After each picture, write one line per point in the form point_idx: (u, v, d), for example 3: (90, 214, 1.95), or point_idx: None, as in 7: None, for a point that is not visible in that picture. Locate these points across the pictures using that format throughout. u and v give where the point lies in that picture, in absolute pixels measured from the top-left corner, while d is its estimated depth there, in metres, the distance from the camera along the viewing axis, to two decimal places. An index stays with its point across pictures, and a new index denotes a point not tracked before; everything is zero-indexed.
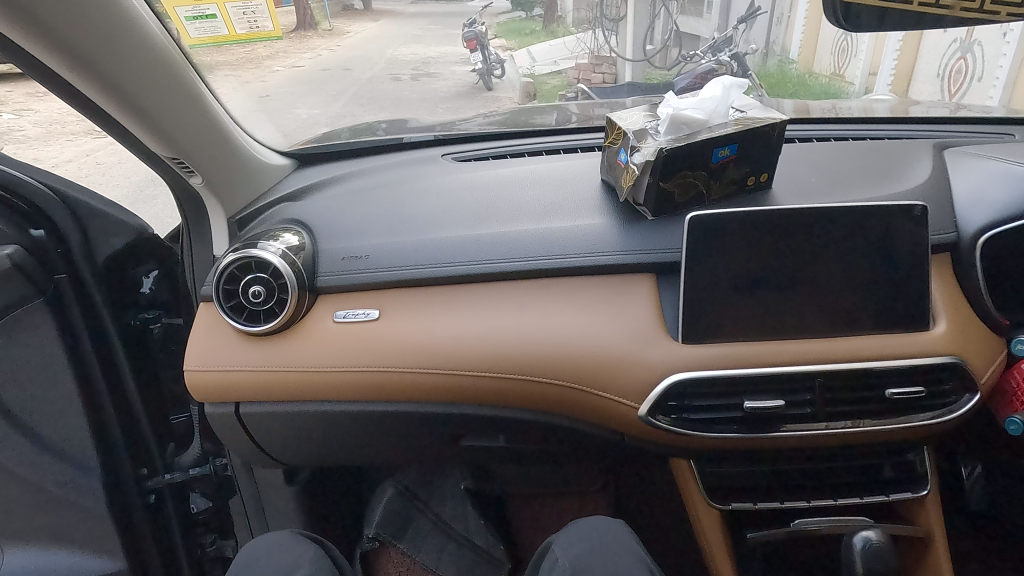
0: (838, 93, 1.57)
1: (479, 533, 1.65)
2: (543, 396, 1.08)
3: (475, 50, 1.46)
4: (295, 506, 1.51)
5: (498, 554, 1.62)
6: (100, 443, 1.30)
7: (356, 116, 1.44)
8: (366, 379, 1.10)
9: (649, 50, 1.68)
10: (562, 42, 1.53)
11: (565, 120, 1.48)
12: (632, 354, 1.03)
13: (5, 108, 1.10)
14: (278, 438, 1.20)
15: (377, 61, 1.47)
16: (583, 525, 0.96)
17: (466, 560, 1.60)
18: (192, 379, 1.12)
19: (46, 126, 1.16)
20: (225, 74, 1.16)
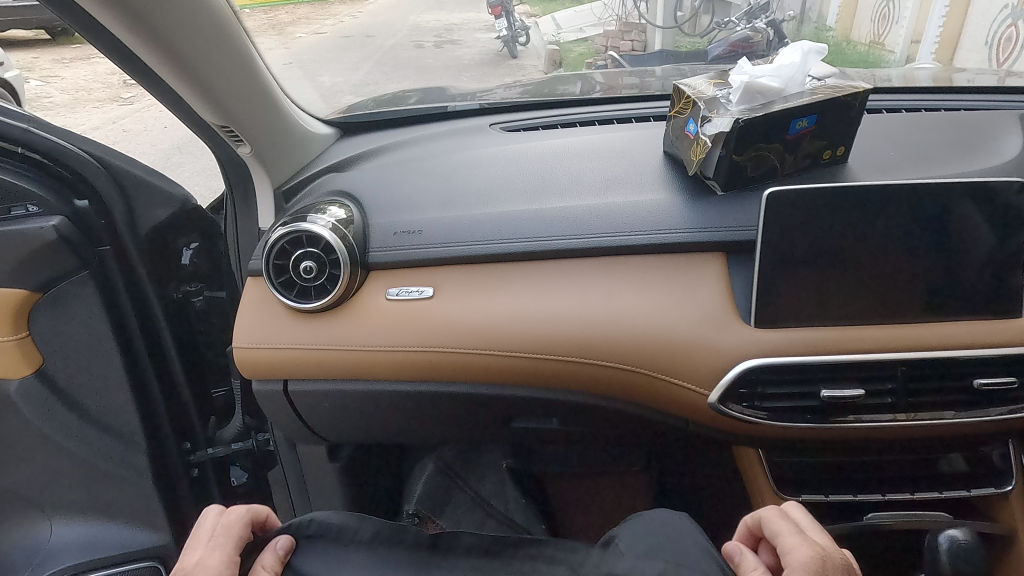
0: (877, 64, 1.37)
1: (519, 511, 1.62)
2: (605, 380, 1.04)
3: (500, 17, 1.29)
4: (340, 485, 1.45)
5: (538, 534, 1.59)
6: (145, 418, 1.28)
7: (379, 84, 1.36)
8: (420, 359, 1.06)
9: (680, 16, 1.31)
10: (588, 7, 1.29)
11: (591, 90, 1.39)
12: (701, 339, 0.98)
13: (34, 74, 1.15)
14: (326, 417, 1.17)
15: (400, 29, 1.39)
16: (646, 517, 0.93)
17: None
18: (241, 356, 1.09)
19: (72, 93, 1.19)
20: (257, 26, 1.08)
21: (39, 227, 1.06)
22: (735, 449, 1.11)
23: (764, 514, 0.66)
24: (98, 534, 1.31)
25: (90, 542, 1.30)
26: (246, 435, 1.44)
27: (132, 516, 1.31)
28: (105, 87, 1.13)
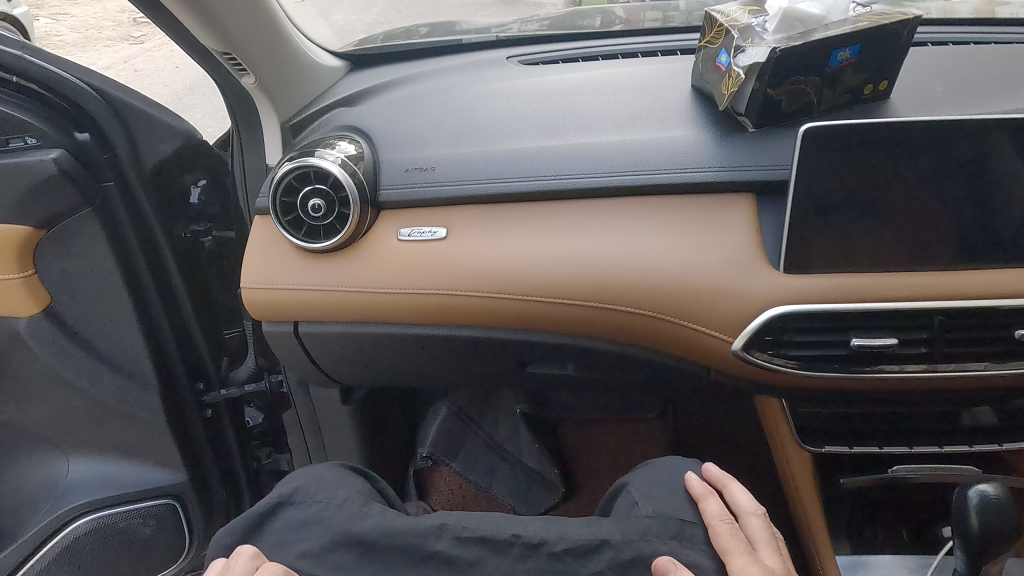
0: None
1: (532, 456, 1.64)
2: (623, 326, 1.00)
3: None
4: (353, 429, 1.45)
5: (552, 478, 1.63)
6: (157, 359, 1.27)
7: (393, 22, 1.29)
8: (433, 302, 1.02)
9: None
10: None
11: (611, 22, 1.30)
12: (727, 285, 0.93)
13: (43, 12, 1.13)
14: (338, 359, 1.15)
15: None
16: (656, 469, 0.92)
17: (520, 483, 1.62)
18: (250, 297, 1.07)
19: (82, 32, 1.14)
20: None
21: (39, 160, 1.03)
22: (757, 399, 1.07)
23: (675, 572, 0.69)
24: (115, 470, 1.31)
25: (106, 480, 1.30)
26: (259, 377, 1.42)
27: (147, 455, 1.32)
28: (115, 24, 1.12)
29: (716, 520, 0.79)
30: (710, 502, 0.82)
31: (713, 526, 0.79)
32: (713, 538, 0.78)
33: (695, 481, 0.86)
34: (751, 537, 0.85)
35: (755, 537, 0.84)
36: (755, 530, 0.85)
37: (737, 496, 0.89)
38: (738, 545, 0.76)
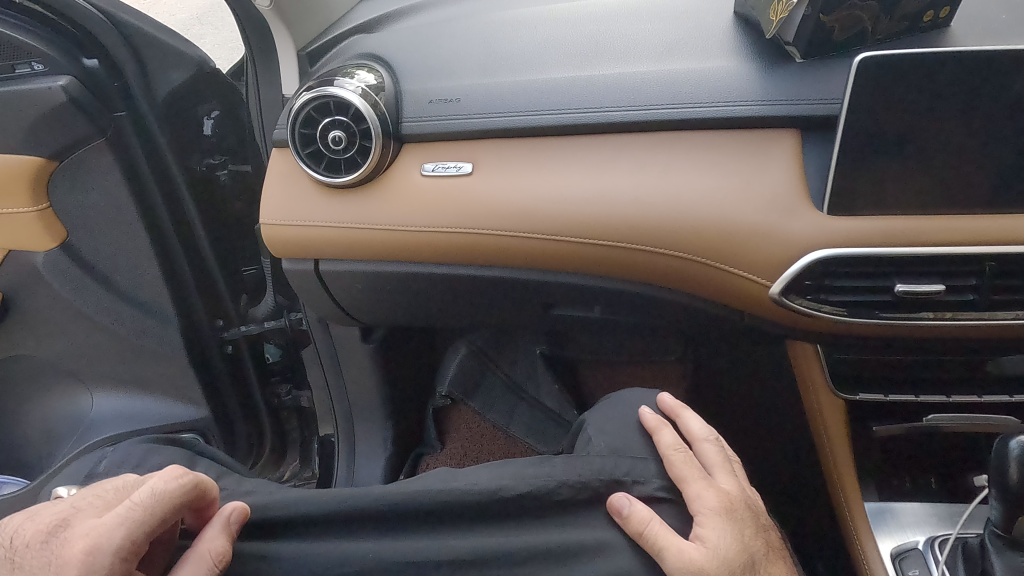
0: None
1: (551, 397, 1.66)
2: (653, 268, 0.97)
3: None
4: (373, 365, 1.46)
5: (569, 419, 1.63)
6: (176, 295, 1.26)
7: None
8: (457, 240, 0.99)
9: None
10: None
11: None
12: (768, 227, 0.88)
13: None
14: (359, 298, 1.13)
15: None
16: (617, 404, 0.93)
17: (537, 424, 1.65)
18: (270, 233, 1.04)
19: None
20: None
21: (47, 87, 1.00)
22: (790, 345, 1.05)
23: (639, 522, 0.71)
24: (137, 405, 1.32)
25: (131, 414, 1.32)
26: (278, 314, 1.40)
27: (170, 390, 1.32)
28: None
29: (675, 449, 0.81)
30: (666, 432, 0.83)
31: (672, 456, 0.80)
32: (669, 469, 0.79)
33: (648, 413, 0.87)
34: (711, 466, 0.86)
35: (709, 462, 0.85)
36: (711, 456, 0.85)
37: (690, 424, 0.90)
38: (696, 469, 0.79)
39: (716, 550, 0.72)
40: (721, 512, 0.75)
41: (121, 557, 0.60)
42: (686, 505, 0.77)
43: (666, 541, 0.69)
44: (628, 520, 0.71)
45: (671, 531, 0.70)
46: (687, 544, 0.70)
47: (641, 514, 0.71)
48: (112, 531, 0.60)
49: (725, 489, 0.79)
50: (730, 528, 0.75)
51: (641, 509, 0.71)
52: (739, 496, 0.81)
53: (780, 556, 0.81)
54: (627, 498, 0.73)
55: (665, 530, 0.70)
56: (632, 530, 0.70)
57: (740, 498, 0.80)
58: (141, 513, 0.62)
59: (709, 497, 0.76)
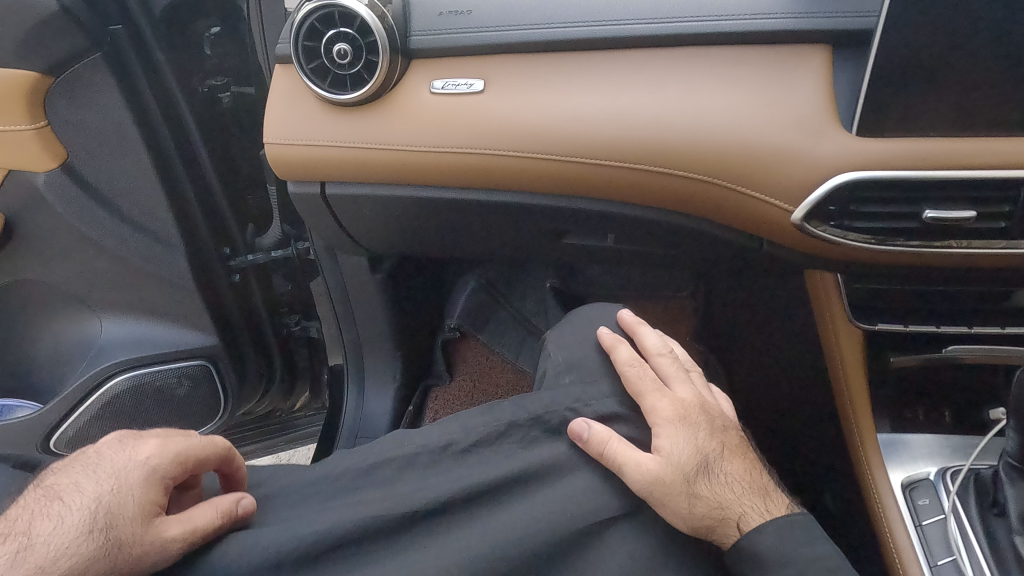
0: None
1: None
2: (668, 194, 0.94)
3: None
4: (381, 293, 1.46)
5: None
6: (182, 221, 1.24)
7: None
8: (467, 163, 0.96)
9: None
10: None
11: None
12: (792, 150, 0.84)
13: None
14: (366, 223, 1.11)
15: None
16: (580, 321, 0.96)
17: None
18: (274, 154, 1.01)
19: None
20: None
21: None
22: (809, 273, 1.03)
23: (602, 443, 0.74)
24: (146, 331, 1.32)
25: (139, 341, 1.31)
26: (286, 244, 1.37)
27: (180, 317, 1.32)
28: None
29: (629, 364, 0.84)
30: (622, 349, 0.86)
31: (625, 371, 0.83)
32: (625, 384, 0.83)
33: (605, 333, 0.89)
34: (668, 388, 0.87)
35: (666, 374, 0.86)
36: (666, 367, 0.87)
37: (646, 339, 0.91)
38: (650, 381, 0.82)
39: (669, 457, 0.75)
40: (675, 420, 0.79)
41: (177, 463, 0.73)
42: (644, 416, 0.81)
43: (623, 456, 0.72)
44: (588, 442, 0.74)
45: (629, 446, 0.73)
46: (641, 454, 0.73)
47: (600, 436, 0.74)
48: (178, 440, 0.75)
49: (680, 397, 0.82)
50: (683, 433, 0.78)
51: (598, 431, 0.75)
52: (694, 403, 0.83)
53: (739, 453, 0.82)
54: (585, 422, 0.76)
55: (623, 446, 0.73)
56: (593, 452, 0.74)
57: (697, 403, 0.82)
58: (201, 439, 0.77)
59: (665, 405, 0.80)
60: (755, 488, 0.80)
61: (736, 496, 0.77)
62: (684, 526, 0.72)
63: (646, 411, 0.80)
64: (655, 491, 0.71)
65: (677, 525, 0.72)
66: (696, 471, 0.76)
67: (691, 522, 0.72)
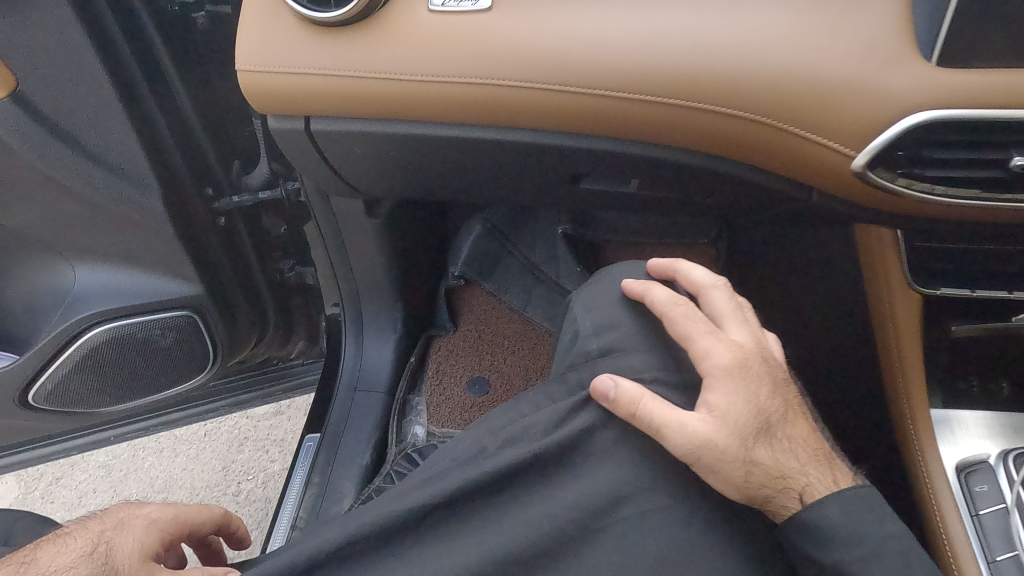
0: None
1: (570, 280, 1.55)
2: (719, 133, 0.80)
3: None
4: (378, 240, 1.35)
5: None
6: (156, 159, 1.12)
7: None
8: (472, 95, 0.82)
9: None
10: None
11: None
12: (860, 82, 0.71)
13: None
14: (357, 163, 0.99)
15: None
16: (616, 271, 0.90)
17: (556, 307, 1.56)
18: (249, 84, 0.87)
19: None
20: None
21: None
22: (866, 230, 0.96)
23: (635, 405, 0.71)
24: (124, 281, 1.21)
25: (116, 290, 1.21)
26: (274, 184, 1.28)
27: (160, 264, 1.21)
28: None
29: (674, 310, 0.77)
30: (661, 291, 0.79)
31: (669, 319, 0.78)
32: (670, 329, 0.77)
33: (631, 281, 0.83)
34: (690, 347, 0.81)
35: (719, 314, 0.80)
36: (719, 305, 0.81)
37: (693, 275, 0.83)
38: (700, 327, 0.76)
39: (724, 418, 0.72)
40: (733, 372, 0.74)
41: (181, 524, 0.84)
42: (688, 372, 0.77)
43: (660, 419, 0.70)
44: (617, 403, 0.72)
45: (665, 407, 0.71)
46: (686, 416, 0.71)
47: (631, 395, 0.71)
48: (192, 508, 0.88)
49: (738, 343, 0.77)
50: (741, 389, 0.74)
51: (626, 388, 0.72)
52: (752, 349, 0.77)
53: (800, 410, 0.80)
54: (612, 379, 0.73)
55: (658, 405, 0.71)
56: (625, 412, 0.72)
57: (755, 348, 0.77)
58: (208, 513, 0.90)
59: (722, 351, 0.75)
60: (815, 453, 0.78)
61: (799, 465, 0.75)
62: (736, 493, 0.71)
63: (697, 361, 0.75)
64: (705, 455, 0.70)
65: (730, 493, 0.71)
66: (753, 434, 0.73)
67: (743, 490, 0.71)
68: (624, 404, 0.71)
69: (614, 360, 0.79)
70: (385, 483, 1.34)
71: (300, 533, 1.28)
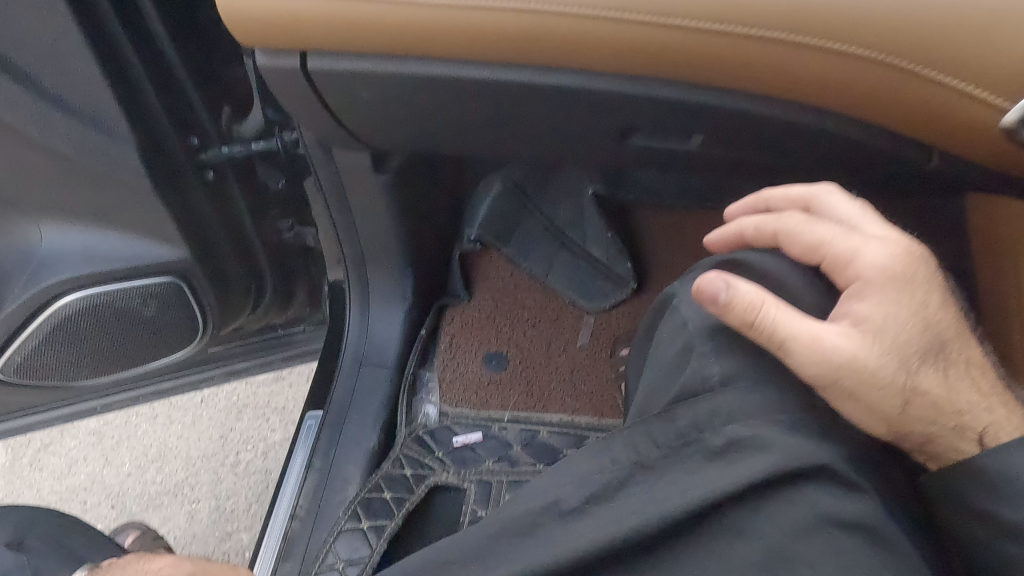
0: None
1: (597, 244, 1.44)
2: (838, 81, 0.66)
3: None
4: (388, 200, 1.20)
5: (617, 272, 1.44)
6: (129, 105, 0.95)
7: None
8: (512, 24, 0.68)
9: None
10: None
11: None
12: (1011, 12, 0.57)
13: None
14: (365, 110, 0.84)
15: None
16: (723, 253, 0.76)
17: (580, 275, 1.45)
18: (231, 11, 0.72)
19: None
20: None
21: None
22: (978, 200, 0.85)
23: (755, 317, 0.61)
24: (101, 241, 1.08)
25: (91, 253, 1.07)
26: (270, 133, 1.12)
27: (139, 224, 1.06)
28: None
29: (784, 219, 0.69)
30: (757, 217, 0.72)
31: (778, 232, 0.69)
32: (790, 243, 0.68)
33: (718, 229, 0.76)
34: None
35: (850, 214, 0.69)
36: (849, 204, 0.70)
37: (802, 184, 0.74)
38: (832, 228, 0.66)
39: (874, 331, 0.62)
40: (887, 279, 0.63)
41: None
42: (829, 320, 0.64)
43: (786, 330, 0.60)
44: (730, 307, 0.62)
45: (792, 316, 0.61)
46: (819, 328, 0.61)
47: (750, 299, 0.61)
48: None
49: (881, 238, 0.66)
50: (900, 297, 0.63)
51: (744, 292, 0.62)
52: (903, 243, 0.66)
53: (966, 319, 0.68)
54: (726, 281, 0.63)
55: (782, 312, 0.61)
56: (741, 320, 0.62)
57: (912, 244, 0.66)
58: None
59: (874, 250, 0.65)
60: (998, 386, 0.66)
61: (980, 400, 0.64)
62: (885, 427, 0.62)
63: (842, 267, 0.65)
64: (850, 376, 0.60)
65: (878, 427, 0.62)
66: (918, 355, 0.63)
67: (891, 421, 0.62)
68: (743, 315, 0.62)
69: (751, 393, 0.60)
70: (395, 468, 1.22)
71: (299, 522, 1.16)
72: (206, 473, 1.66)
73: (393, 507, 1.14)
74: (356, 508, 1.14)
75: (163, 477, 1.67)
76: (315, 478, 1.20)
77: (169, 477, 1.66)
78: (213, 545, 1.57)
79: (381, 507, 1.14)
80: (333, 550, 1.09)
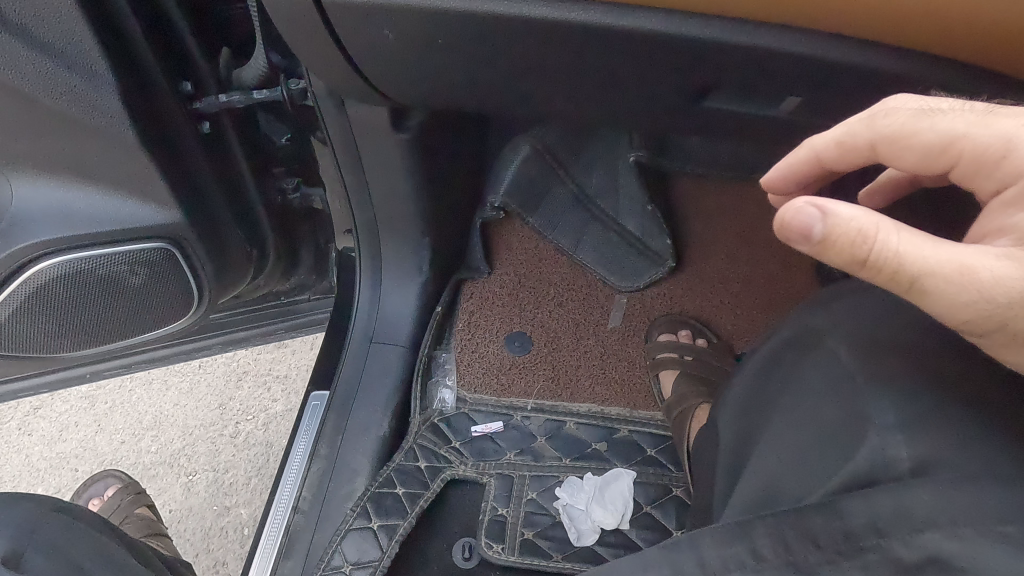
0: None
1: (631, 215, 1.31)
2: (945, 31, 0.56)
3: None
4: (407, 163, 1.06)
5: (652, 247, 1.32)
6: (108, 41, 0.81)
7: None
8: None
9: None
10: None
11: None
12: None
13: None
14: (386, 52, 0.73)
15: None
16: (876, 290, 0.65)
17: (612, 251, 1.33)
18: None
19: None
20: None
21: None
22: None
23: (866, 249, 0.41)
24: (79, 201, 0.93)
25: (69, 213, 0.93)
26: (274, 80, 0.99)
27: (122, 182, 0.93)
28: None
29: (879, 117, 0.49)
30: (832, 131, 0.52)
31: (873, 142, 0.49)
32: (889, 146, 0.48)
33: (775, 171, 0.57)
34: (943, 394, 0.55)
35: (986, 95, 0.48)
36: None
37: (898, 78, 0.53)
38: (955, 115, 0.46)
39: None
40: None
41: None
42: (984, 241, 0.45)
43: (918, 261, 0.41)
44: (829, 245, 0.42)
45: (919, 241, 0.42)
46: (966, 252, 0.42)
47: (859, 228, 0.41)
48: None
49: None
50: None
51: (849, 219, 0.41)
52: None
53: None
54: (820, 208, 0.42)
55: (903, 238, 0.41)
56: (849, 257, 0.42)
57: None
58: None
59: None
60: None
61: None
62: None
63: (989, 167, 0.44)
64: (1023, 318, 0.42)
65: None
66: None
67: None
68: (849, 252, 0.42)
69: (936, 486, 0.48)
70: (408, 460, 1.11)
71: (301, 515, 1.04)
72: (204, 444, 1.55)
73: (406, 504, 1.05)
74: (366, 505, 1.04)
75: (159, 446, 1.56)
76: (320, 467, 1.08)
77: (166, 445, 1.56)
78: (211, 519, 1.46)
79: (392, 505, 1.05)
80: (340, 550, 1.00)
